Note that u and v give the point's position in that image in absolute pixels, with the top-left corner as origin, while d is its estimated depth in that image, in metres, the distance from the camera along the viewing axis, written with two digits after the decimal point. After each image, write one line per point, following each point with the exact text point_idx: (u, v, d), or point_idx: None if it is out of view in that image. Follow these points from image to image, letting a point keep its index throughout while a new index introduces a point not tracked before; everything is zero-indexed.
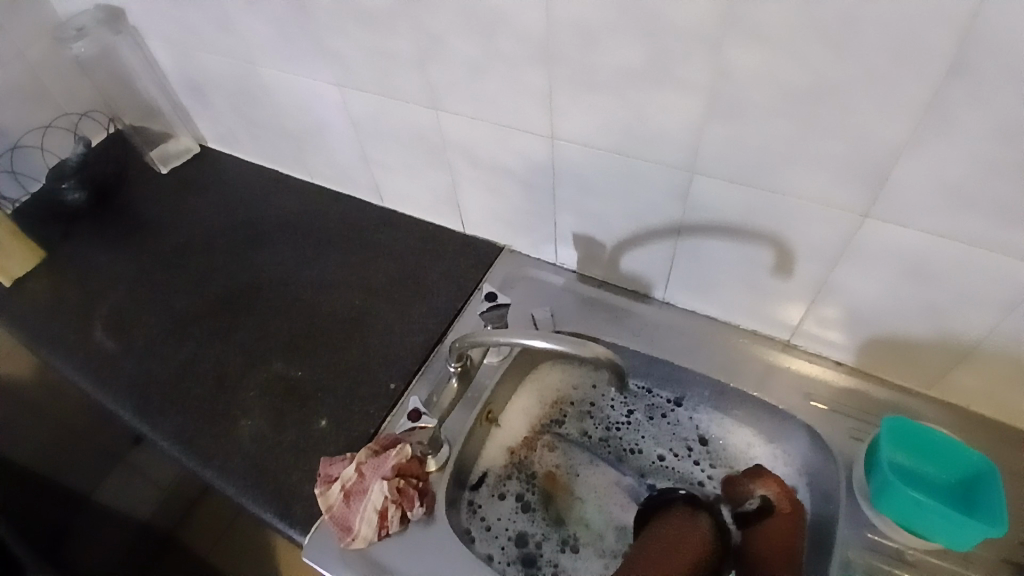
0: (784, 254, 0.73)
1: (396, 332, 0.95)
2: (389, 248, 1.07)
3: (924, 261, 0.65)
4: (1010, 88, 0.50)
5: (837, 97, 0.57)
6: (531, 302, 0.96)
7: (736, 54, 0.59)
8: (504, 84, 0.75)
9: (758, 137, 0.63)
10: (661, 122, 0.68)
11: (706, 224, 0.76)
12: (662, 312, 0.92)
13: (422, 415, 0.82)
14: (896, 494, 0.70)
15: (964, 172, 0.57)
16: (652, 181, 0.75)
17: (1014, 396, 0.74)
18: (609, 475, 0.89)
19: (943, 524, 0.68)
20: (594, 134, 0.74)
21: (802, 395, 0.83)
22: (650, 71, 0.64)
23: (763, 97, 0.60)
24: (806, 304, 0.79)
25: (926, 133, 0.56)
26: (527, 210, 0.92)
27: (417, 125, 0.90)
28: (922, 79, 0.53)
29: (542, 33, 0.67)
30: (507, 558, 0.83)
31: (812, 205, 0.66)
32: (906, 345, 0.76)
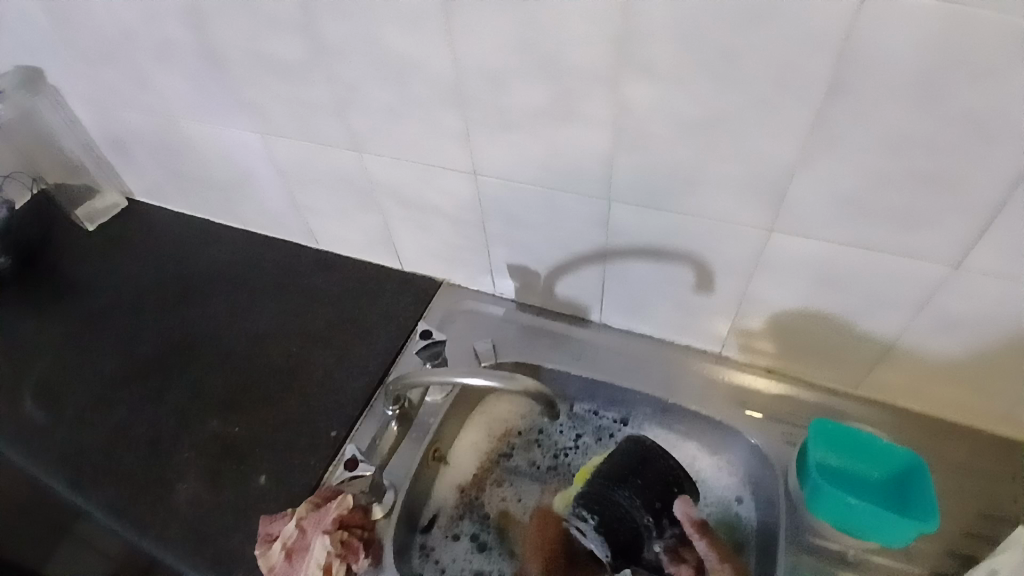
0: (703, 273, 0.76)
1: (336, 377, 0.94)
2: (326, 292, 1.06)
3: (833, 269, 0.68)
4: (882, 106, 0.54)
5: (731, 124, 0.60)
6: (470, 335, 0.96)
7: (635, 90, 0.61)
8: (423, 126, 0.76)
9: (665, 165, 0.66)
10: (574, 154, 0.70)
11: (628, 249, 0.78)
12: (600, 335, 0.93)
13: (359, 463, 0.82)
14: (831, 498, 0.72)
15: (857, 185, 0.60)
16: (573, 210, 0.76)
17: (934, 389, 0.77)
18: None
19: (878, 524, 0.71)
20: (513, 169, 0.75)
21: (739, 405, 0.85)
22: (557, 109, 0.66)
23: (665, 128, 0.63)
24: (734, 318, 0.81)
25: (817, 151, 0.59)
26: (460, 245, 0.93)
27: (343, 170, 0.90)
28: (804, 105, 0.56)
29: (451, 76, 0.68)
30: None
31: (723, 226, 0.69)
32: (830, 349, 0.79)
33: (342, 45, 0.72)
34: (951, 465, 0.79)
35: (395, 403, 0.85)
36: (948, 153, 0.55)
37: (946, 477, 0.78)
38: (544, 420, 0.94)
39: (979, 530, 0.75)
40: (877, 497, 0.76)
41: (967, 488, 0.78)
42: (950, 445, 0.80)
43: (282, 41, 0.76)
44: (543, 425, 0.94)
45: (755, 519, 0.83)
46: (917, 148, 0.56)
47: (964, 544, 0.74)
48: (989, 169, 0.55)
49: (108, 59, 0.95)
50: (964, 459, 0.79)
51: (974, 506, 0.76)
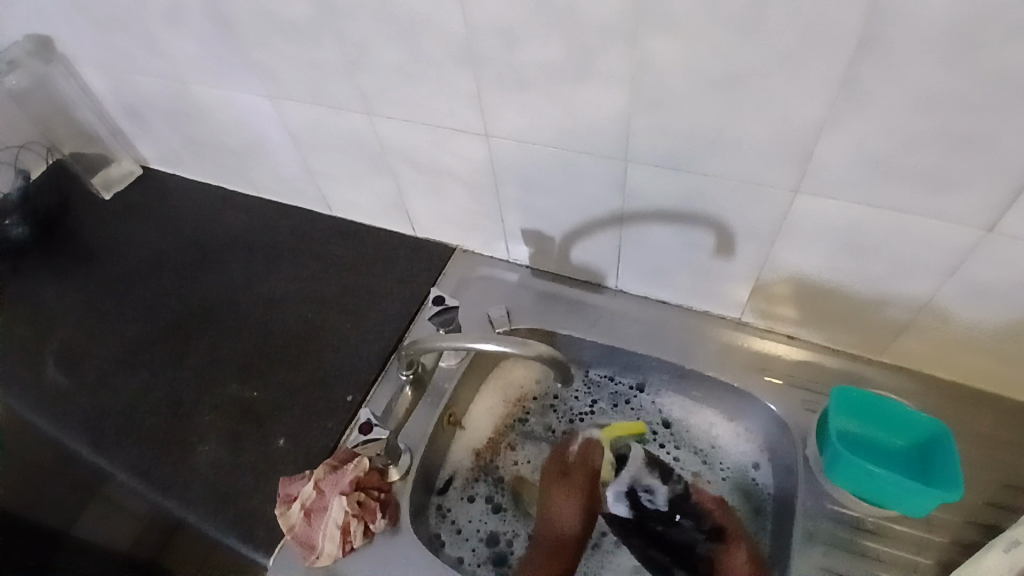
0: (723, 237, 0.74)
1: (351, 343, 0.94)
2: (340, 258, 1.06)
3: (857, 233, 0.66)
4: (919, 60, 0.50)
5: (755, 80, 0.57)
6: (485, 301, 0.95)
7: (652, 44, 0.58)
8: (434, 87, 0.74)
9: (683, 124, 0.63)
10: (589, 113, 0.67)
11: (646, 212, 0.76)
12: (616, 301, 0.92)
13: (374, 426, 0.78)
14: (850, 466, 0.71)
15: (889, 147, 0.56)
16: (588, 172, 0.74)
17: (961, 356, 0.75)
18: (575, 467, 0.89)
19: (900, 493, 0.70)
20: (527, 130, 0.73)
21: (756, 371, 0.84)
22: (571, 66, 0.63)
23: (684, 85, 0.60)
24: (753, 284, 0.79)
25: (846, 110, 0.55)
26: (474, 210, 0.92)
27: (354, 133, 0.89)
28: (833, 59, 0.52)
29: (462, 33, 0.66)
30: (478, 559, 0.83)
31: (744, 188, 0.66)
32: (854, 315, 0.77)
33: (349, 3, 0.70)
34: (975, 435, 0.77)
35: (410, 368, 0.83)
36: (986, 112, 0.51)
37: (969, 448, 0.77)
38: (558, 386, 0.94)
39: (1002, 502, 0.73)
40: (897, 466, 0.74)
41: (990, 459, 0.76)
42: (975, 415, 0.78)
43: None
44: (558, 391, 0.94)
45: (773, 485, 0.83)
46: (953, 106, 0.52)
47: (985, 515, 0.73)
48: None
49: (117, 22, 0.93)
50: (989, 429, 0.77)
51: (997, 478, 0.75)
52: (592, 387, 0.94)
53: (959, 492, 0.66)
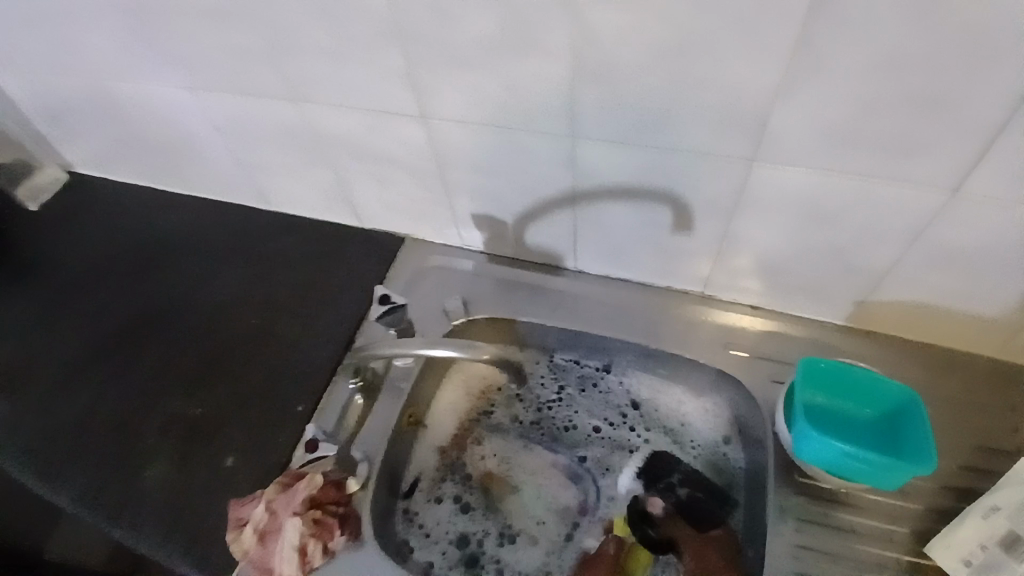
0: (682, 212, 0.70)
1: (301, 348, 0.88)
2: (285, 256, 0.99)
3: (819, 203, 0.62)
4: (880, 12, 0.46)
5: (703, 44, 0.52)
6: (439, 292, 0.90)
7: (590, 9, 0.52)
8: (361, 68, 0.67)
9: (631, 96, 0.58)
10: (531, 89, 0.61)
11: (599, 191, 0.71)
12: (576, 283, 0.88)
13: (319, 444, 0.77)
14: (819, 445, 0.68)
15: (847, 110, 0.53)
16: (536, 152, 0.69)
17: (926, 318, 0.74)
18: (544, 457, 0.86)
19: (867, 470, 0.68)
20: (466, 110, 0.67)
21: (722, 345, 0.81)
22: (507, 38, 0.57)
23: (628, 53, 0.54)
24: (715, 257, 0.76)
25: (802, 71, 0.51)
26: (421, 197, 0.86)
27: (283, 122, 0.81)
28: (786, 16, 0.48)
29: (385, 5, 0.59)
30: (449, 562, 0.80)
31: (700, 161, 0.62)
32: (818, 284, 0.74)
33: None
34: (944, 397, 0.76)
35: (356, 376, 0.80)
36: (952, 67, 0.48)
37: (938, 410, 0.76)
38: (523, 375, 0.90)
39: (972, 464, 0.73)
40: (868, 437, 0.72)
41: (960, 420, 0.75)
42: (943, 376, 0.77)
43: None
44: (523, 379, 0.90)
45: (745, 461, 0.81)
46: (916, 62, 0.48)
47: (959, 476, 0.72)
48: (998, 85, 0.48)
49: (8, 12, 0.83)
50: (956, 390, 0.76)
51: (968, 439, 0.74)
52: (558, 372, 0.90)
53: (932, 465, 0.64)
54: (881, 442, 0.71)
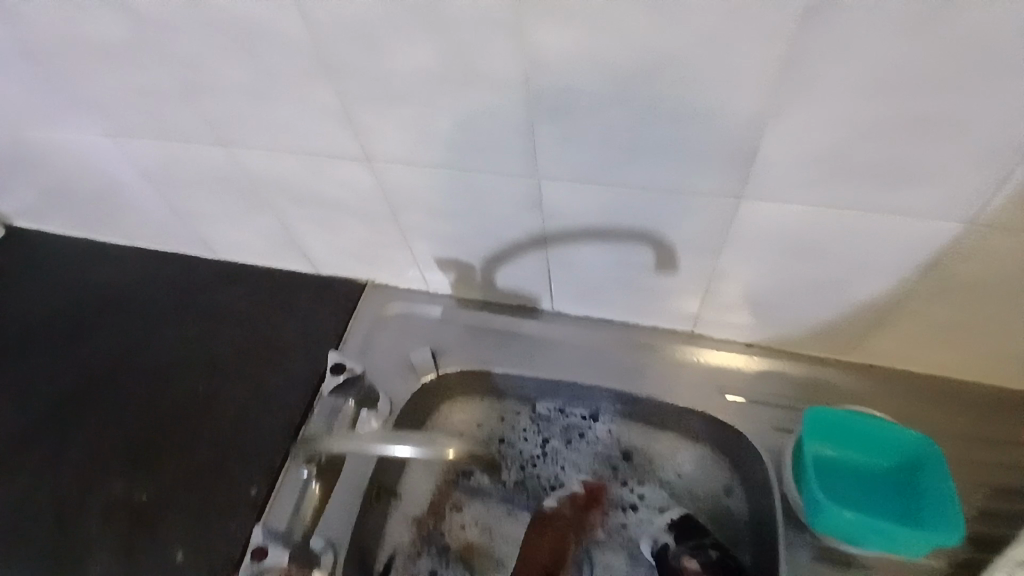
0: (663, 252, 0.63)
1: (253, 416, 0.79)
2: (234, 310, 0.90)
3: (815, 239, 0.55)
4: (880, 29, 0.39)
5: (676, 72, 0.45)
6: (404, 344, 0.82)
7: (541, 38, 0.45)
8: (292, 109, 0.60)
9: (596, 131, 0.51)
10: (483, 127, 0.54)
11: (569, 232, 0.64)
12: (553, 326, 0.80)
13: (267, 551, 0.67)
14: (828, 508, 0.60)
15: (844, 139, 0.46)
16: (495, 193, 0.61)
17: (937, 351, 0.67)
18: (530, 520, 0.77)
19: (878, 539, 0.60)
20: (413, 152, 0.59)
21: (715, 390, 0.74)
22: (450, 73, 0.50)
23: (589, 85, 0.47)
24: (703, 295, 0.68)
25: (792, 98, 0.44)
26: (376, 243, 0.78)
27: (216, 168, 0.73)
28: (770, 38, 0.41)
29: (308, 41, 0.52)
30: None
31: (679, 198, 0.55)
32: (817, 320, 0.67)
33: (164, 14, 0.54)
34: (958, 435, 0.69)
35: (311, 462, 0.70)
36: (965, 88, 0.41)
37: (954, 449, 0.69)
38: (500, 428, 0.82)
39: (999, 510, 0.66)
40: (881, 493, 0.65)
41: (979, 460, 0.68)
42: (957, 411, 0.70)
43: (91, 16, 0.57)
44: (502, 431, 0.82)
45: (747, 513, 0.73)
46: (924, 82, 0.41)
47: (984, 524, 0.65)
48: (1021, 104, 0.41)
49: None
50: (971, 426, 0.69)
51: (990, 481, 0.67)
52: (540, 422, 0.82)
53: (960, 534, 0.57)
54: (894, 499, 0.64)
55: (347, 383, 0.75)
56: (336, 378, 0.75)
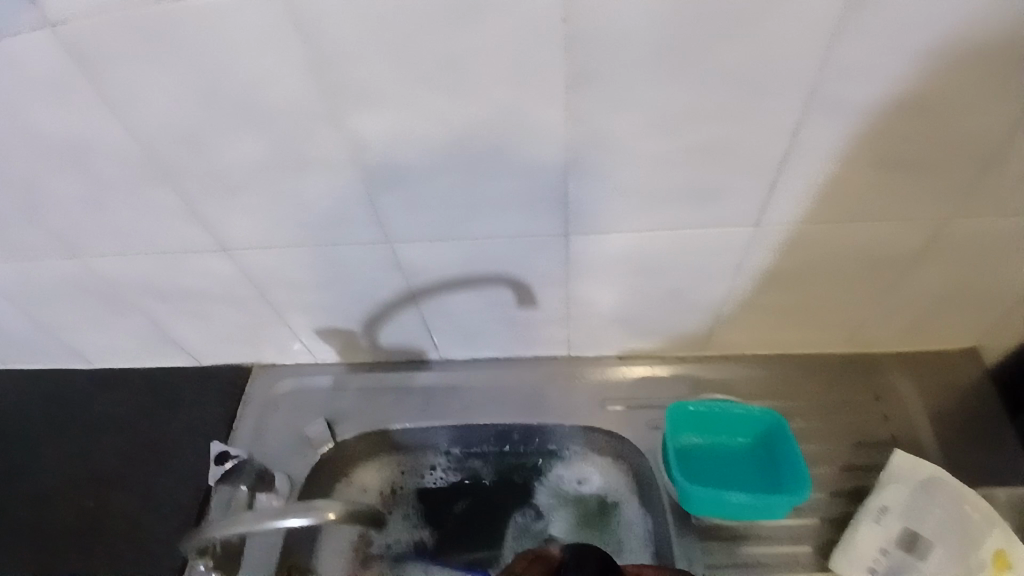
0: (521, 289, 0.68)
1: (147, 524, 0.74)
2: (112, 417, 0.84)
3: (645, 258, 0.63)
4: (641, 84, 0.46)
5: (485, 138, 0.50)
6: (298, 422, 0.82)
7: (360, 123, 0.49)
8: (137, 213, 0.61)
9: (429, 194, 0.55)
10: (327, 205, 0.57)
11: (434, 285, 0.67)
12: (444, 374, 0.83)
13: None
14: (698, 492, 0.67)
15: (641, 173, 0.53)
16: (354, 262, 0.64)
17: (776, 333, 0.76)
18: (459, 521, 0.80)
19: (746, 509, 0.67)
20: (266, 235, 0.61)
21: (600, 404, 0.80)
22: (281, 160, 0.53)
23: (413, 157, 0.52)
24: (569, 321, 0.74)
25: (588, 146, 0.51)
26: (253, 325, 0.78)
27: (70, 278, 0.71)
28: (550, 100, 0.47)
29: (139, 150, 0.54)
30: None
31: (520, 241, 0.60)
32: (673, 326, 0.75)
33: None
34: (813, 404, 0.79)
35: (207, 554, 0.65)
36: (721, 120, 0.49)
37: (813, 417, 0.78)
38: (421, 472, 0.83)
39: (859, 463, 0.75)
40: (747, 468, 0.73)
41: (837, 424, 0.78)
42: (806, 383, 0.80)
43: None
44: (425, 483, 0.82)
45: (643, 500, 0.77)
46: (693, 119, 0.49)
47: (849, 479, 0.74)
48: (770, 126, 0.49)
49: None
50: (822, 393, 0.79)
51: (849, 439, 0.77)
52: (461, 466, 0.83)
53: (808, 488, 0.64)
54: (759, 471, 0.72)
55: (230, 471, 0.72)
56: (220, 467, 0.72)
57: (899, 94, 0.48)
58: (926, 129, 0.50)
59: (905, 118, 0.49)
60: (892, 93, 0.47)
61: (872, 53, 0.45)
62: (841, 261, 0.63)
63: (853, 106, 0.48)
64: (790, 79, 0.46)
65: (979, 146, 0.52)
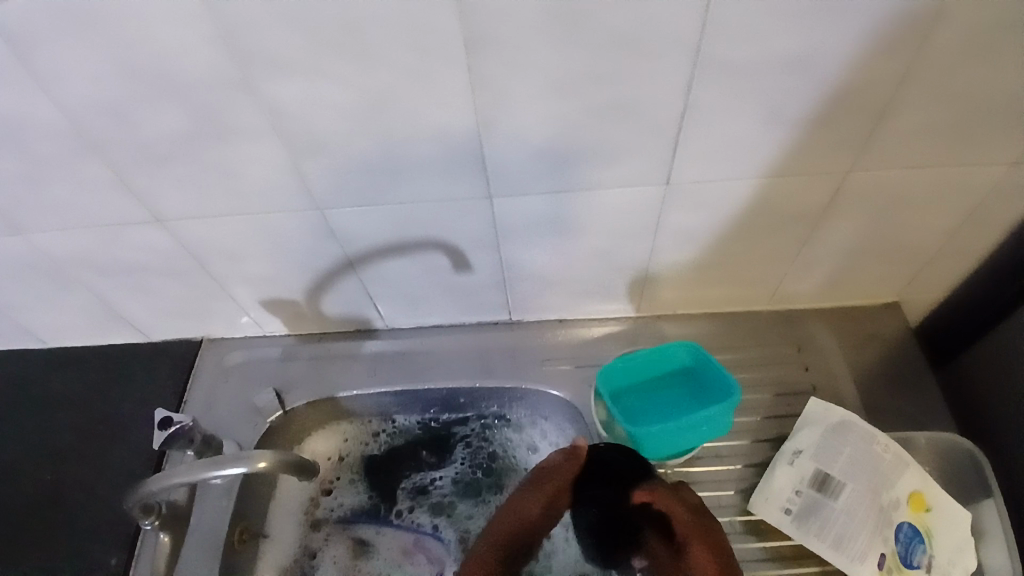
0: (454, 253, 0.71)
1: (100, 494, 0.76)
2: (63, 394, 0.85)
3: (568, 219, 0.66)
4: (537, 47, 0.49)
5: (396, 103, 0.53)
6: (248, 393, 0.83)
7: (273, 89, 0.51)
8: (67, 188, 0.62)
9: (351, 160, 0.58)
10: (254, 174, 0.59)
11: (369, 252, 0.70)
12: (390, 342, 0.85)
13: None
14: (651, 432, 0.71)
15: (551, 134, 0.56)
16: (289, 231, 0.66)
17: (703, 291, 0.80)
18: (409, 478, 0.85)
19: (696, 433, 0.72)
20: (199, 205, 0.63)
21: (540, 363, 0.82)
22: (202, 129, 0.55)
23: (330, 123, 0.54)
24: (505, 284, 0.77)
25: (496, 109, 0.54)
26: (197, 298, 0.79)
27: (8, 257, 0.72)
28: (453, 64, 0.50)
29: (62, 123, 0.55)
30: None
31: (446, 205, 0.63)
32: (604, 287, 0.78)
33: None
34: (742, 358, 0.83)
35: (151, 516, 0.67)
36: (618, 82, 0.52)
37: (742, 370, 0.82)
38: (370, 435, 0.86)
39: (780, 412, 0.80)
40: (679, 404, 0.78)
41: (763, 375, 0.82)
42: (735, 339, 0.84)
43: None
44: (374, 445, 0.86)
45: None
46: (591, 80, 0.52)
47: (772, 427, 0.79)
48: (664, 85, 0.53)
49: None
50: (751, 348, 0.84)
51: (772, 389, 0.81)
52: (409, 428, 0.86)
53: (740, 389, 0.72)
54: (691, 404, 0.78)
55: (174, 437, 0.71)
56: (163, 434, 0.71)
57: (780, 54, 0.51)
58: (810, 86, 0.54)
59: (789, 78, 0.53)
60: (772, 53, 0.51)
61: (752, 13, 0.48)
62: (750, 218, 0.68)
63: (738, 66, 0.52)
64: (675, 41, 0.49)
65: (861, 103, 0.55)
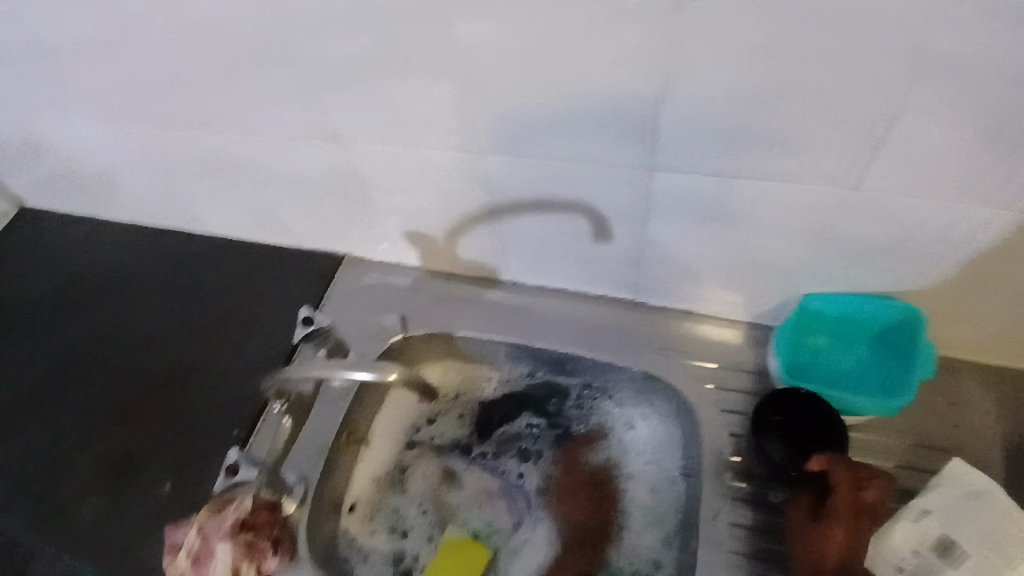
0: (596, 220, 0.69)
1: (237, 372, 0.85)
2: (219, 280, 0.94)
3: (720, 206, 0.63)
4: (728, 18, 0.49)
5: (576, 57, 0.54)
6: (375, 313, 0.88)
7: (464, 27, 0.54)
8: (263, 95, 0.68)
9: (518, 110, 0.59)
10: (426, 107, 0.62)
11: (511, 205, 0.71)
12: (512, 295, 0.86)
13: (240, 470, 0.74)
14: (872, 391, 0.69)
15: (726, 111, 0.55)
16: (444, 169, 0.69)
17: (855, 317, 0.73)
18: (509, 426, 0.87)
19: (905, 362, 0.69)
20: (370, 129, 0.67)
21: (656, 351, 0.80)
22: (390, 57, 0.59)
23: (510, 67, 0.56)
24: (637, 262, 0.75)
25: (676, 75, 0.53)
26: (348, 218, 0.84)
27: (200, 150, 0.80)
28: (638, 25, 0.50)
29: (275, 34, 0.61)
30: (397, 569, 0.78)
31: (600, 169, 0.63)
32: (742, 286, 0.74)
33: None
34: None
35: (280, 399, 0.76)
36: (806, 65, 0.50)
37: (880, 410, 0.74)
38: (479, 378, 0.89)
39: (911, 463, 0.71)
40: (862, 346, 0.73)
41: (901, 421, 0.74)
42: None
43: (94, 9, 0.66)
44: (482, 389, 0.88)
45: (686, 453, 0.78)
46: (781, 59, 0.50)
47: (902, 479, 0.71)
48: (853, 77, 0.50)
49: None
50: None
51: (907, 437, 0.73)
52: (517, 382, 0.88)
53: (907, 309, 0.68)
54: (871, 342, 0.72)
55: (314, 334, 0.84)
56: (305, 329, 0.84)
57: (991, 63, 0.47)
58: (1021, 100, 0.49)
59: (996, 90, 0.49)
60: (982, 60, 0.47)
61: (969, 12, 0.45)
62: (924, 241, 0.62)
63: (945, 67, 0.48)
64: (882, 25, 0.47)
65: None
